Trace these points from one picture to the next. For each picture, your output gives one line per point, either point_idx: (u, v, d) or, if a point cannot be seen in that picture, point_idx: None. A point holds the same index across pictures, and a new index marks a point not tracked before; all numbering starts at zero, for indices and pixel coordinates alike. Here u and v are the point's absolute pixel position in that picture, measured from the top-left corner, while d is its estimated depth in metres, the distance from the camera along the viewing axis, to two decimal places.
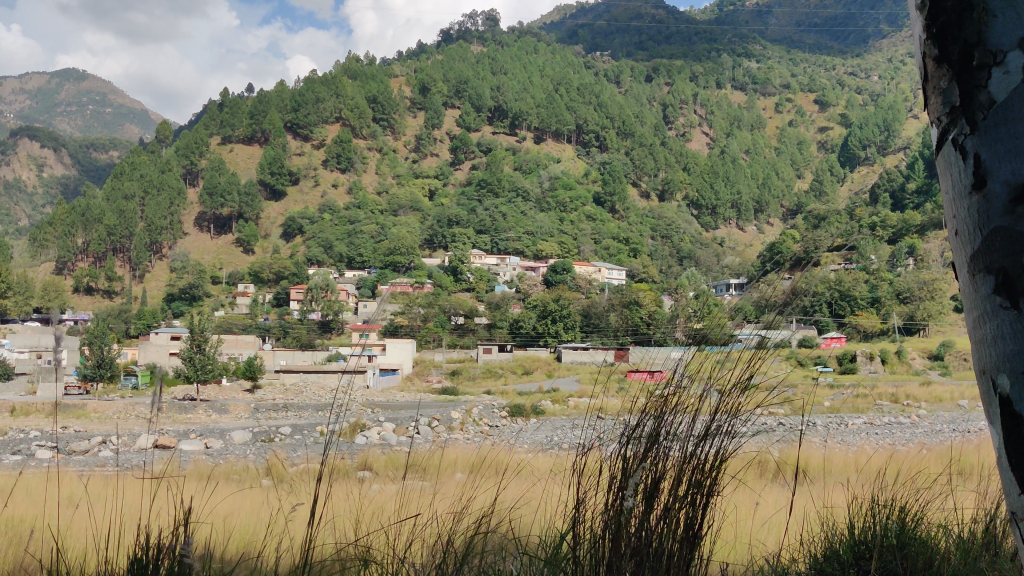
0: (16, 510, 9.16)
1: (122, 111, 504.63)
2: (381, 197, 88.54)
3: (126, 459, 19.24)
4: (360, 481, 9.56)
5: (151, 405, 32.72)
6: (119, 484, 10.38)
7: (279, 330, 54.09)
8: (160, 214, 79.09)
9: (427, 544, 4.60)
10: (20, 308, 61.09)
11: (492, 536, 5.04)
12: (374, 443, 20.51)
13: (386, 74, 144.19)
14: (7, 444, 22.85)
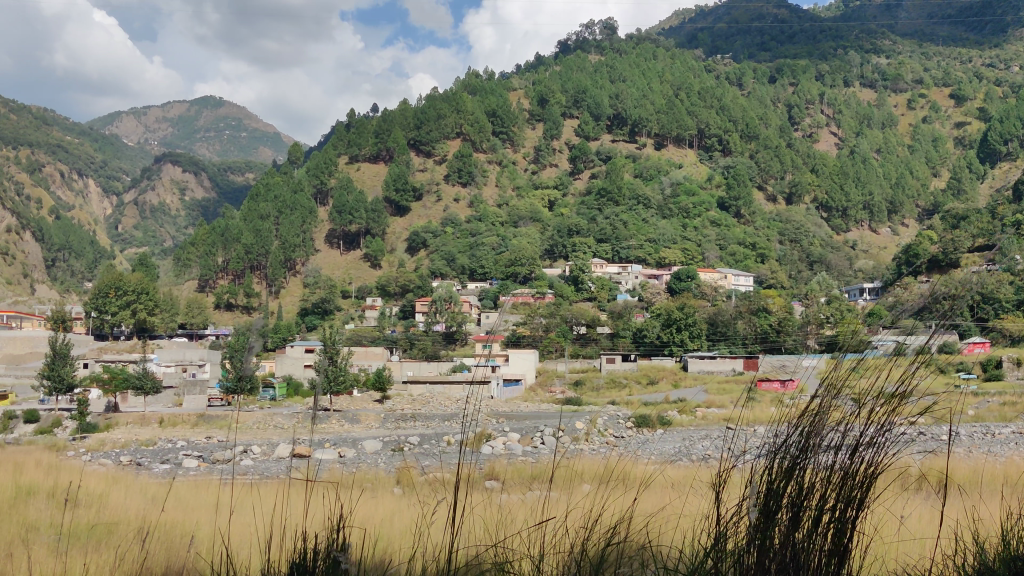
0: (168, 514, 9.85)
1: (256, 134, 504.66)
2: (502, 208, 89.37)
3: (266, 468, 20.23)
4: (489, 490, 9.84)
5: (288, 415, 34.12)
6: (263, 494, 10.97)
7: (406, 341, 55.44)
8: (293, 232, 82.30)
9: (573, 556, 4.85)
10: (167, 324, 64.76)
11: (632, 549, 5.24)
12: (500, 453, 20.95)
13: (505, 88, 145.22)
14: (158, 453, 24.30)
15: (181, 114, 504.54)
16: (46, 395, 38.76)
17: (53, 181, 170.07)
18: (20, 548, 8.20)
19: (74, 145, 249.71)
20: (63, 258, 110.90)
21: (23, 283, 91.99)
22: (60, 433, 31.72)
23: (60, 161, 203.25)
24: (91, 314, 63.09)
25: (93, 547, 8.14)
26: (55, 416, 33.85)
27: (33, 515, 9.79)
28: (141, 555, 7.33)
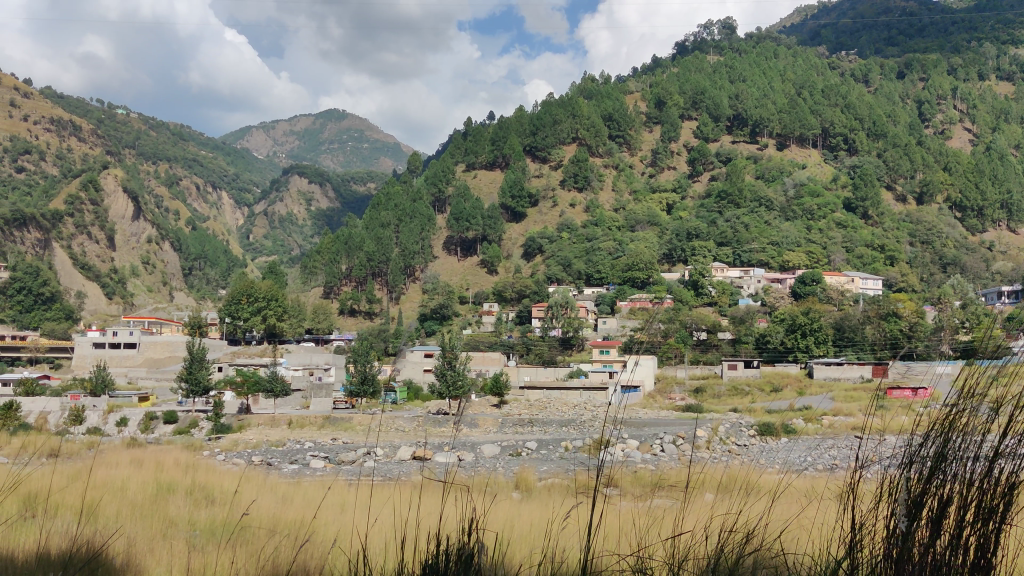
0: (298, 513, 10.23)
1: (379, 145, 503.89)
2: (620, 212, 88.79)
3: (388, 470, 20.60)
4: (610, 497, 9.83)
5: (408, 419, 34.75)
6: (388, 495, 11.21)
7: (523, 346, 55.69)
8: (413, 240, 84.03)
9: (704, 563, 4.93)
10: (295, 329, 67.21)
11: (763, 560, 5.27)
12: (621, 459, 20.88)
13: (621, 91, 144.10)
14: (288, 454, 25.23)
15: (307, 128, 503.99)
16: (184, 397, 40.79)
17: (190, 194, 178.30)
18: (162, 542, 8.65)
19: (208, 160, 261.03)
20: (199, 267, 116.39)
21: (163, 291, 97.04)
22: (196, 433, 33.31)
23: (196, 175, 212.87)
24: (224, 320, 66.17)
25: (230, 543, 8.57)
26: (191, 417, 35.57)
27: (173, 510, 10.30)
28: (273, 553, 7.67)
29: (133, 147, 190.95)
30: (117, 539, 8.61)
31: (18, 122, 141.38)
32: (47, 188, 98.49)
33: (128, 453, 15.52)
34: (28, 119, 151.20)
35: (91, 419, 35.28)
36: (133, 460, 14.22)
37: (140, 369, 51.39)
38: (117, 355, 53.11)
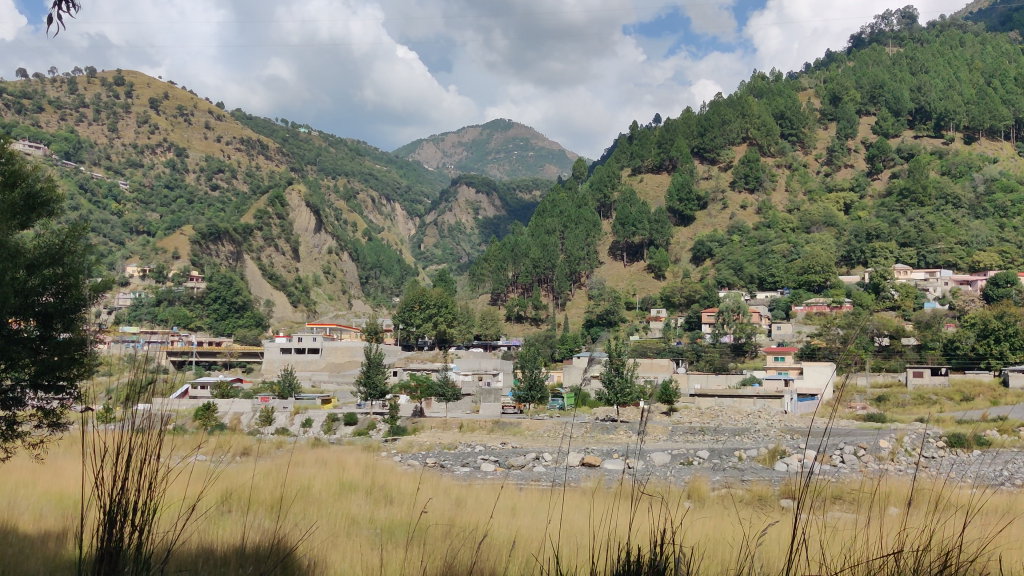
0: (473, 515, 10.43)
1: (545, 153, 504.24)
2: (793, 214, 85.63)
3: (558, 475, 20.56)
4: (784, 509, 9.49)
5: (577, 424, 34.81)
6: (558, 502, 11.24)
7: (692, 353, 54.69)
8: (578, 246, 84.17)
9: None
10: (464, 334, 68.85)
11: None
12: (795, 471, 20.17)
13: (794, 89, 138.95)
14: (460, 456, 25.81)
15: (475, 139, 504.02)
16: (363, 400, 42.54)
17: (366, 207, 185.76)
18: (347, 540, 9.01)
19: (382, 174, 270.81)
20: (375, 276, 121.27)
21: (343, 299, 101.86)
22: (374, 435, 34.65)
23: (372, 189, 221.77)
24: (399, 326, 68.72)
25: (408, 542, 8.82)
26: (370, 419, 36.97)
27: (356, 509, 10.72)
28: (451, 552, 7.89)
29: (314, 163, 200.67)
30: (308, 534, 9.02)
31: (212, 144, 151.70)
32: (239, 204, 105.62)
33: (313, 453, 16.31)
34: (221, 140, 162.59)
35: (279, 420, 37.37)
36: (317, 459, 14.90)
37: (323, 373, 54.08)
38: (302, 360, 56.44)
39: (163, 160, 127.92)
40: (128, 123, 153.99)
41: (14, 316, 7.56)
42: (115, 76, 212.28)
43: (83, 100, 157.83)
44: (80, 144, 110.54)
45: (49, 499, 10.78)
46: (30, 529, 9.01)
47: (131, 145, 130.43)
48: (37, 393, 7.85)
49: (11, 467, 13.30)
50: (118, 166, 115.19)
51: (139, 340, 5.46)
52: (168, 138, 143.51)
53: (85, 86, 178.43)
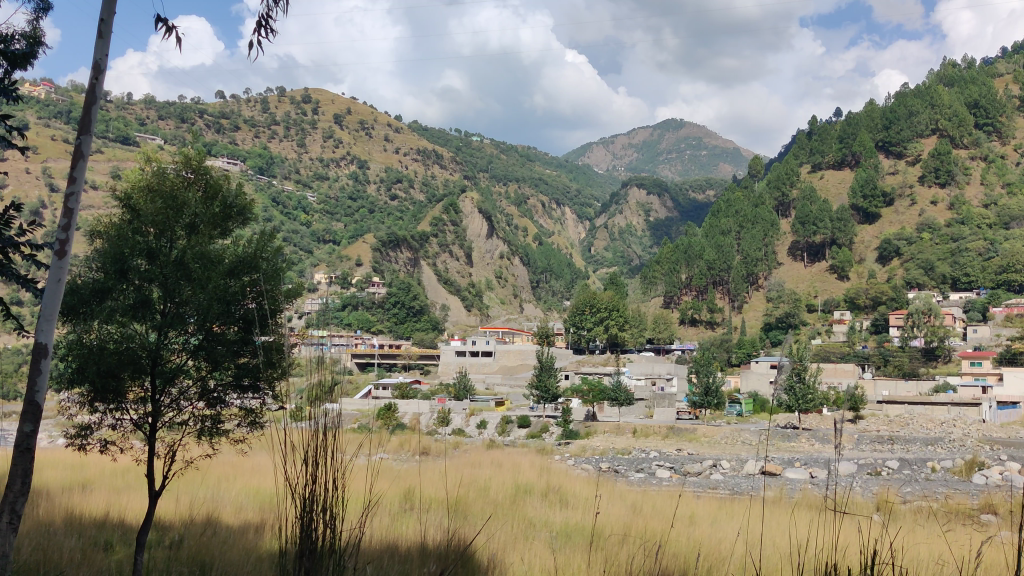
0: (648, 522, 10.31)
1: (718, 151, 504.07)
2: (991, 208, 79.66)
3: (738, 484, 20.08)
4: (983, 528, 8.81)
5: (755, 432, 33.75)
6: (734, 514, 10.92)
7: (879, 357, 52.01)
8: (755, 247, 81.79)
9: None
10: (637, 338, 68.36)
11: None
12: (998, 484, 18.71)
13: (990, 75, 129.81)
14: (635, 461, 25.57)
15: (646, 139, 504.51)
16: (537, 403, 42.98)
17: (537, 212, 188.23)
18: (524, 542, 9.12)
19: (553, 178, 274.71)
20: (545, 280, 122.59)
21: (515, 303, 103.50)
22: (547, 438, 34.97)
23: (542, 194, 224.71)
24: (571, 330, 69.15)
25: (585, 547, 8.79)
26: (543, 422, 37.33)
27: (532, 511, 10.84)
28: (623, 560, 7.88)
29: (487, 170, 205.53)
30: (485, 536, 9.17)
31: (392, 157, 158.11)
32: (416, 212, 109.52)
33: (488, 455, 16.57)
34: (400, 152, 168.98)
35: (456, 420, 38.32)
36: (492, 461, 15.17)
37: (496, 376, 55.07)
38: (476, 362, 57.59)
39: (346, 172, 134.60)
40: (315, 139, 162.73)
41: (218, 319, 8.11)
42: (303, 93, 225.66)
43: (275, 118, 168.72)
44: (272, 159, 117.96)
45: (248, 493, 11.49)
46: (233, 520, 9.61)
47: (317, 159, 138.05)
48: (239, 393, 8.34)
49: (214, 462, 14.26)
50: (307, 179, 122.09)
51: (327, 341, 5.64)
52: (351, 152, 150.92)
53: (277, 105, 190.72)
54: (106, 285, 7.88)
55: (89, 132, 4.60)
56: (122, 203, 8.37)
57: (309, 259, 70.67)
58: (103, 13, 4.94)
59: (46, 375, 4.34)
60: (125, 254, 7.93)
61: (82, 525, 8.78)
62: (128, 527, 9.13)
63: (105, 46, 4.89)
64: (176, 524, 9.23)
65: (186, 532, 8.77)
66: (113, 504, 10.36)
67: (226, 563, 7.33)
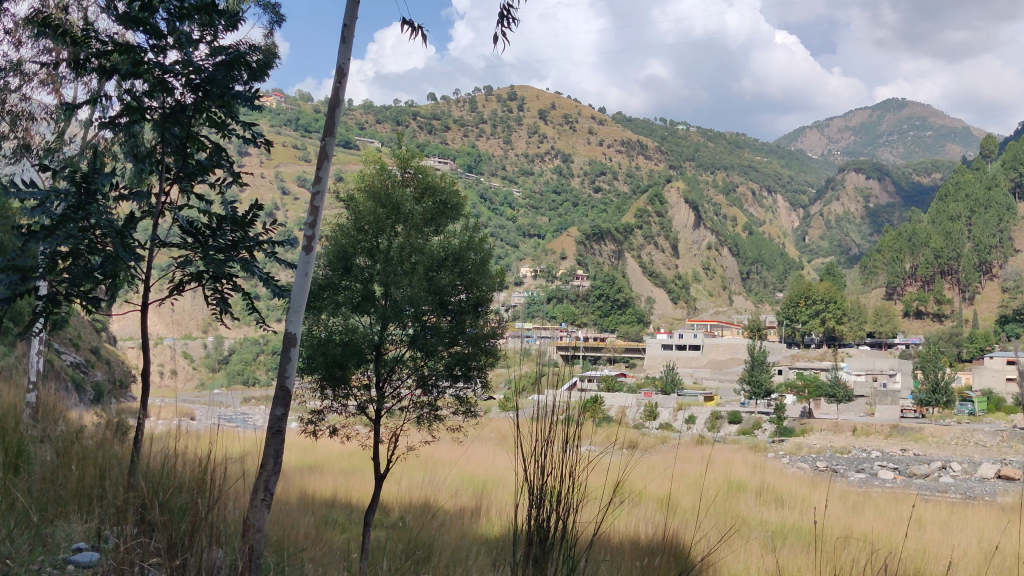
0: (873, 525, 9.80)
1: (943, 131, 504.60)
2: None
3: (970, 488, 18.76)
4: None
5: (992, 434, 31.27)
6: (970, 520, 10.18)
7: None
8: (988, 233, 75.97)
9: None
10: (855, 332, 65.25)
11: None
12: None
13: None
14: (855, 461, 24.37)
15: (864, 121, 504.11)
16: (748, 398, 41.86)
17: (746, 200, 183.06)
18: (738, 540, 8.97)
19: (765, 165, 269.12)
20: (756, 271, 119.76)
21: (723, 295, 101.42)
22: (759, 435, 34.13)
23: (751, 182, 218.30)
24: (784, 323, 67.02)
25: (806, 550, 8.51)
26: (755, 418, 36.38)
27: (745, 509, 10.58)
28: (843, 562, 7.60)
29: (694, 159, 203.53)
30: (698, 531, 9.06)
31: (597, 150, 159.67)
32: (621, 204, 109.60)
33: (699, 450, 16.34)
34: (605, 145, 170.30)
35: (663, 415, 38.13)
36: (702, 457, 14.94)
37: (705, 370, 54.16)
38: (683, 356, 57.24)
39: (552, 167, 136.73)
40: (522, 135, 167.11)
41: (432, 310, 8.45)
42: (510, 91, 232.04)
43: (483, 117, 173.99)
44: (481, 157, 121.60)
45: (463, 479, 11.96)
46: (449, 504, 9.99)
47: (523, 154, 141.15)
48: (452, 382, 8.60)
49: (433, 450, 14.95)
50: (513, 175, 125.02)
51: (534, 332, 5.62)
52: (556, 146, 152.98)
53: (484, 103, 196.40)
54: (333, 280, 8.46)
55: (332, 134, 4.81)
56: (345, 203, 8.90)
57: (520, 254, 72.37)
58: (347, 18, 5.11)
59: (295, 364, 4.57)
60: (348, 251, 8.47)
61: (314, 505, 9.43)
62: (355, 507, 9.73)
63: (348, 52, 5.07)
64: (396, 507, 9.70)
65: (406, 513, 9.20)
66: (341, 485, 11.07)
67: (444, 544, 7.67)
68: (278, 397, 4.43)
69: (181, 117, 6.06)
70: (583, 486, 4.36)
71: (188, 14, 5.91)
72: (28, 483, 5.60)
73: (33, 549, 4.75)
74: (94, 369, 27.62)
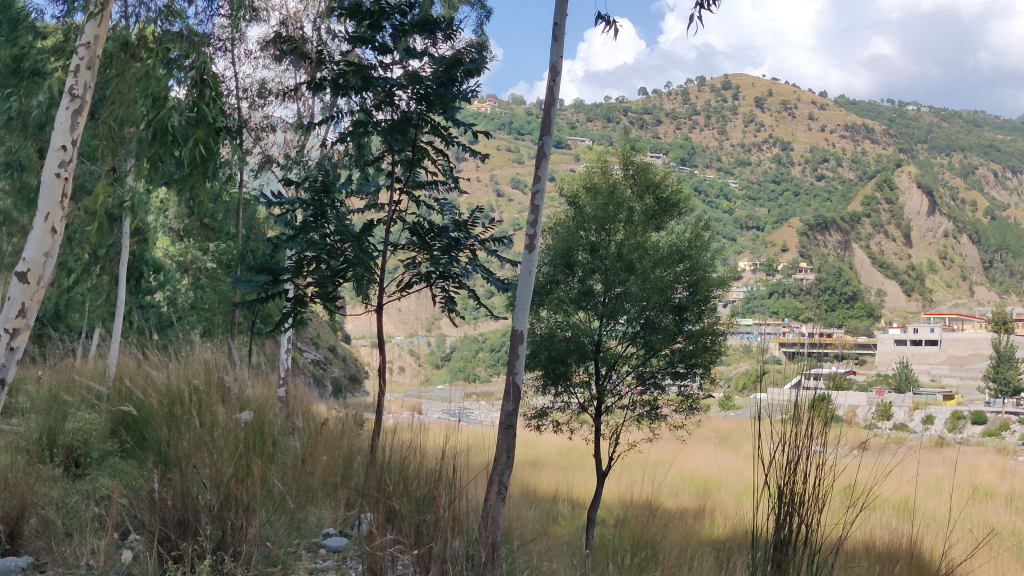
0: None
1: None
2: None
3: None
4: None
5: None
6: None
7: None
8: None
9: None
10: None
11: None
12: None
13: None
14: None
15: None
16: (993, 398, 38.82)
17: (989, 183, 169.44)
18: (987, 549, 8.39)
19: (1010, 144, 249.46)
20: (1000, 259, 110.91)
21: (964, 286, 94.76)
22: (1007, 437, 31.61)
23: (993, 163, 201.82)
24: None
25: None
26: (1002, 419, 33.69)
27: (992, 516, 9.85)
28: None
29: (928, 141, 191.65)
30: (941, 540, 8.54)
31: (818, 138, 153.82)
32: (846, 191, 104.58)
33: (940, 452, 15.39)
34: (827, 131, 163.72)
35: (896, 414, 36.19)
36: (944, 460, 14.03)
37: (944, 367, 50.81)
38: (919, 352, 54.06)
39: (769, 156, 132.68)
40: (737, 124, 163.81)
41: (655, 307, 8.46)
42: (725, 82, 228.45)
43: (695, 109, 171.73)
44: (695, 148, 119.76)
45: (684, 480, 11.86)
46: (671, 503, 9.93)
47: (739, 145, 138.02)
48: (675, 379, 8.58)
49: (654, 446, 15.04)
50: (728, 167, 122.34)
51: (753, 329, 5.47)
52: (774, 135, 148.60)
53: (698, 93, 193.45)
54: (555, 278, 8.72)
55: (548, 134, 4.85)
56: (570, 202, 9.11)
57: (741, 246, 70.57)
58: (556, 16, 5.17)
59: (522, 360, 4.66)
60: (570, 249, 8.69)
61: (538, 498, 9.70)
62: (578, 503, 9.92)
63: (559, 50, 5.12)
64: (618, 504, 9.78)
65: (629, 510, 9.27)
66: (562, 480, 11.31)
67: (668, 541, 7.66)
68: (506, 393, 4.56)
69: (407, 127, 6.37)
70: (825, 492, 4.16)
71: (409, 27, 6.20)
72: (286, 469, 6.10)
73: (291, 534, 5.16)
74: (331, 365, 29.90)
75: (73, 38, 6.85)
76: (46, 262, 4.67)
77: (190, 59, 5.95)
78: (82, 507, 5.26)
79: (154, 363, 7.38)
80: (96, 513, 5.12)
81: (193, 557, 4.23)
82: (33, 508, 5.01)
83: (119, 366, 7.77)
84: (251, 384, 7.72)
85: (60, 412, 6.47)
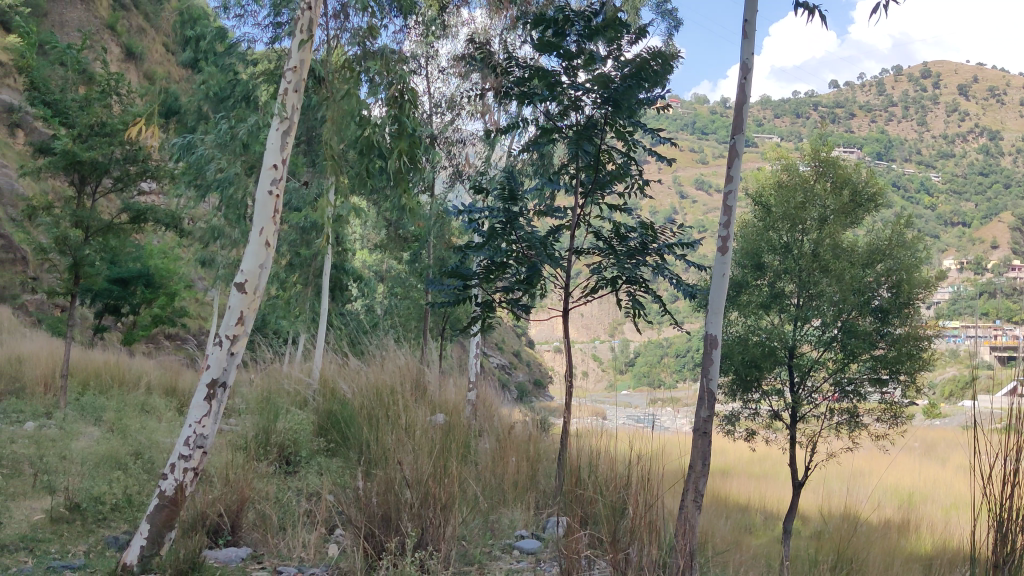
0: None
1: None
2: None
3: None
4: None
5: None
6: None
7: None
8: None
9: None
10: None
11: None
12: None
13: None
14: None
15: None
16: None
17: None
18: None
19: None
20: None
21: None
22: None
23: None
24: None
25: None
26: None
27: None
28: None
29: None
30: None
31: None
32: None
33: None
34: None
35: None
36: None
37: None
38: None
39: (977, 146, 123.75)
40: (939, 114, 153.90)
41: (853, 309, 8.14)
42: (926, 69, 215.28)
43: (892, 99, 162.86)
44: (892, 142, 113.51)
45: (886, 492, 11.28)
46: (871, 516, 9.48)
47: (942, 135, 129.52)
48: (876, 385, 8.16)
49: (853, 455, 14.43)
50: (931, 160, 115.03)
51: (962, 334, 5.11)
52: (981, 125, 138.43)
53: (894, 83, 183.30)
54: (745, 279, 8.77)
55: (740, 133, 4.74)
56: (758, 203, 9.05)
57: (944, 244, 66.05)
58: (746, 12, 5.04)
59: (716, 366, 4.56)
60: (761, 250, 8.67)
61: (730, 507, 9.53)
62: (772, 513, 9.65)
63: (750, 46, 4.99)
64: (816, 517, 9.44)
65: (826, 524, 8.93)
66: (754, 489, 11.05)
67: (870, 556, 7.31)
68: (702, 398, 4.49)
69: (590, 132, 6.39)
70: None
71: (591, 32, 6.22)
72: (478, 470, 6.24)
73: (486, 535, 5.27)
74: (516, 370, 30.51)
75: (280, 63, 7.42)
76: (262, 273, 4.99)
77: (387, 76, 6.25)
78: (292, 501, 5.60)
79: (355, 367, 7.81)
80: (307, 507, 5.43)
81: (398, 553, 4.40)
82: (251, 502, 5.38)
83: (324, 369, 8.28)
84: (444, 387, 8.00)
85: (272, 412, 6.93)
